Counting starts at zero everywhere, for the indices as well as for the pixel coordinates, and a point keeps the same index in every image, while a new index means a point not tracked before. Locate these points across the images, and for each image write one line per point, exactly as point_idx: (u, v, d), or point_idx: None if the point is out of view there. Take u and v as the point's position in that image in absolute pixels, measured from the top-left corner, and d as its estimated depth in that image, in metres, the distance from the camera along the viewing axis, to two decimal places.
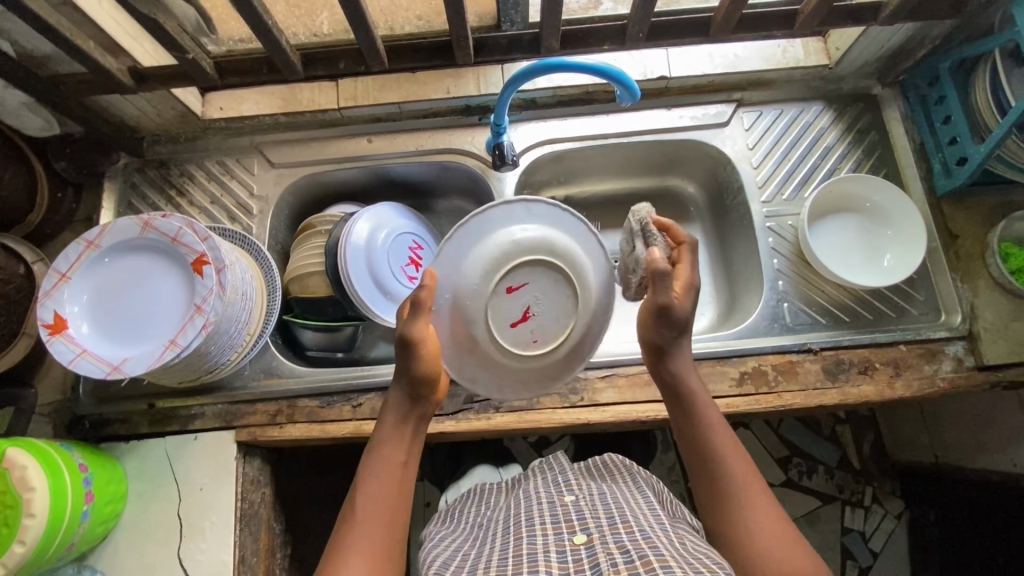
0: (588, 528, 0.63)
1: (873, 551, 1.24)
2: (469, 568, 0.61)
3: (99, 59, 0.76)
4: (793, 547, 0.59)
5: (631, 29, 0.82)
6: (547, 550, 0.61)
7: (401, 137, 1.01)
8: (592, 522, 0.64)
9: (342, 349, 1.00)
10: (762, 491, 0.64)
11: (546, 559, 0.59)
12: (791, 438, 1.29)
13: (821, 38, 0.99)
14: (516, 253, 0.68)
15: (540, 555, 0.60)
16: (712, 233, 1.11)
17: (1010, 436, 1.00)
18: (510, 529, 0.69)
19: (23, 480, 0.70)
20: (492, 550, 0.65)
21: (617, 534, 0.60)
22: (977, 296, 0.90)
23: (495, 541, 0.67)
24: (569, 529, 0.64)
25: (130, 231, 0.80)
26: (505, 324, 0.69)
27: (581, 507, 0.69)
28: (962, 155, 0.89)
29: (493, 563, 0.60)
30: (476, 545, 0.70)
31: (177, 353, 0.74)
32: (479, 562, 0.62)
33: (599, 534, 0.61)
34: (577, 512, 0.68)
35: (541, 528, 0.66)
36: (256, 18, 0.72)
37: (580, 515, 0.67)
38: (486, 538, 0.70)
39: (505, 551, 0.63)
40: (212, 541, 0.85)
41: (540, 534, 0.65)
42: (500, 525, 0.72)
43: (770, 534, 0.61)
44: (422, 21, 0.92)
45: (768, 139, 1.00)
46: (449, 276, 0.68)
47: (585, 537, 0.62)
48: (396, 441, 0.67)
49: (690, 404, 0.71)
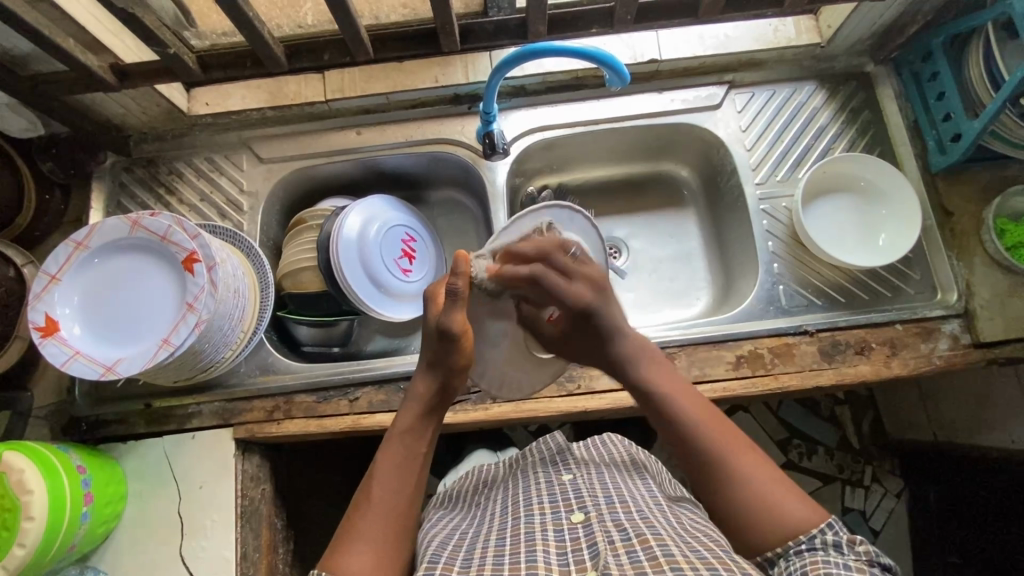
0: (585, 506, 0.63)
1: (873, 530, 1.24)
2: (468, 547, 0.61)
3: (78, 56, 0.75)
4: (788, 497, 0.60)
5: (619, 11, 0.80)
6: (544, 529, 0.60)
7: (390, 129, 1.00)
8: (589, 501, 0.64)
9: (337, 344, 1.02)
10: (741, 444, 0.64)
11: (543, 537, 0.59)
12: (791, 420, 1.29)
13: (813, 16, 0.98)
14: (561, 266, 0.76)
15: (537, 534, 0.60)
16: (706, 216, 1.10)
17: (1010, 413, 1.00)
18: (508, 510, 0.69)
19: (21, 483, 0.70)
20: (490, 531, 0.64)
21: (614, 513, 0.61)
22: (972, 273, 0.90)
23: (494, 521, 0.67)
24: (567, 508, 0.64)
25: (118, 230, 0.79)
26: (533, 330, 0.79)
27: (578, 486, 0.69)
28: (957, 131, 0.88)
29: (492, 543, 0.60)
30: (475, 525, 0.70)
31: (170, 352, 0.74)
32: (478, 542, 0.62)
33: (597, 512, 0.61)
34: (574, 490, 0.68)
35: (539, 507, 0.66)
36: (237, 11, 0.71)
37: (577, 494, 0.67)
38: (485, 518, 0.70)
39: (503, 531, 0.63)
40: (213, 538, 0.85)
41: (538, 513, 0.65)
42: (500, 505, 0.72)
43: (763, 485, 0.60)
44: (407, 10, 0.91)
45: (761, 120, 0.99)
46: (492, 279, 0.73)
47: (582, 515, 0.62)
48: (419, 430, 0.67)
49: (654, 399, 0.69)
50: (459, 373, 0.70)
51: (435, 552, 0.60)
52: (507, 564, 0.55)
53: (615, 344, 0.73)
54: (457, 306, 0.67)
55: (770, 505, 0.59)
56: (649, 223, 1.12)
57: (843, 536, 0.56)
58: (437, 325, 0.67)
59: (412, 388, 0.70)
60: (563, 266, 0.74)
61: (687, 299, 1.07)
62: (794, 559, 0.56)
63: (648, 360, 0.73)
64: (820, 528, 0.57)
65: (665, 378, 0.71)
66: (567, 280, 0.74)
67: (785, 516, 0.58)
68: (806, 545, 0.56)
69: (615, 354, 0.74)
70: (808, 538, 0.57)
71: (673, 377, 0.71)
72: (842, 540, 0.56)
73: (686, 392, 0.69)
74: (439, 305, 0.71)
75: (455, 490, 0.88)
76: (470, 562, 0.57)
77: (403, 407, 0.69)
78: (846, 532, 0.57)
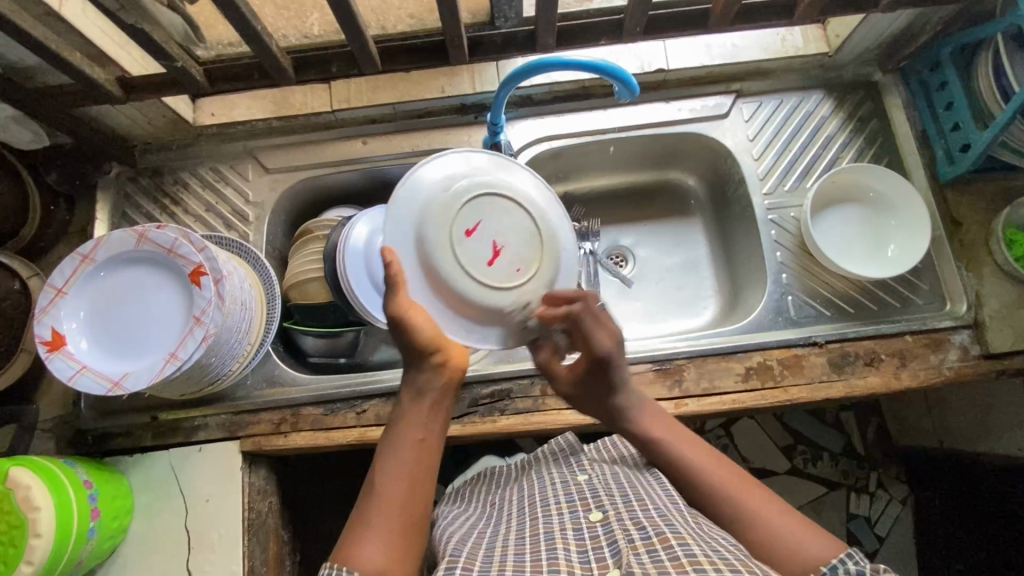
0: (603, 505, 0.63)
1: (879, 537, 1.24)
2: (488, 544, 0.61)
3: (84, 68, 0.74)
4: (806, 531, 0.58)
5: (628, 23, 0.80)
6: (564, 528, 0.60)
7: (396, 139, 1.00)
8: (607, 500, 0.64)
9: (344, 354, 1.01)
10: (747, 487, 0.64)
11: (562, 536, 0.58)
12: (796, 426, 1.29)
13: (820, 26, 0.98)
14: (462, 196, 0.66)
15: (556, 533, 0.59)
16: (713, 225, 1.09)
17: (1018, 422, 1.00)
18: (526, 509, 0.68)
19: (28, 499, 0.70)
20: (509, 529, 0.64)
21: (634, 511, 0.60)
22: (982, 284, 0.89)
23: (513, 519, 0.67)
24: (584, 507, 0.64)
25: (124, 243, 0.79)
26: (483, 266, 0.65)
27: (595, 485, 0.69)
28: (965, 141, 0.88)
29: (511, 542, 0.60)
30: (492, 524, 0.69)
31: (178, 366, 0.73)
32: (497, 540, 0.61)
33: (615, 511, 0.61)
34: (590, 490, 0.68)
35: (556, 507, 0.65)
36: (246, 24, 0.71)
37: (594, 493, 0.67)
38: (502, 518, 0.69)
39: (521, 531, 0.62)
40: (220, 552, 0.85)
41: (556, 513, 0.64)
42: (516, 504, 0.72)
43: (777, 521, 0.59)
44: (416, 20, 0.90)
45: (768, 130, 0.99)
46: (401, 251, 0.64)
47: (600, 514, 0.61)
48: (415, 416, 0.63)
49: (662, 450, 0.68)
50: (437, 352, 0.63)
51: (457, 549, 0.60)
52: (528, 561, 0.54)
53: (616, 403, 0.72)
54: (400, 290, 0.63)
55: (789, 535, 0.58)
56: (655, 231, 1.12)
57: (866, 565, 0.53)
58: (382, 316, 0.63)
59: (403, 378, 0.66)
60: (596, 317, 0.69)
61: (695, 309, 1.06)
62: None
63: (648, 412, 0.72)
64: (840, 558, 0.55)
65: (665, 429, 0.70)
66: (597, 327, 0.69)
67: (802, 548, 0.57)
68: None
69: (620, 412, 0.72)
70: (829, 569, 0.54)
71: (672, 427, 0.71)
72: (864, 568, 0.53)
73: (687, 440, 0.69)
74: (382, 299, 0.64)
75: (467, 491, 0.89)
76: (489, 558, 0.56)
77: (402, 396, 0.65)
78: (868, 562, 0.53)
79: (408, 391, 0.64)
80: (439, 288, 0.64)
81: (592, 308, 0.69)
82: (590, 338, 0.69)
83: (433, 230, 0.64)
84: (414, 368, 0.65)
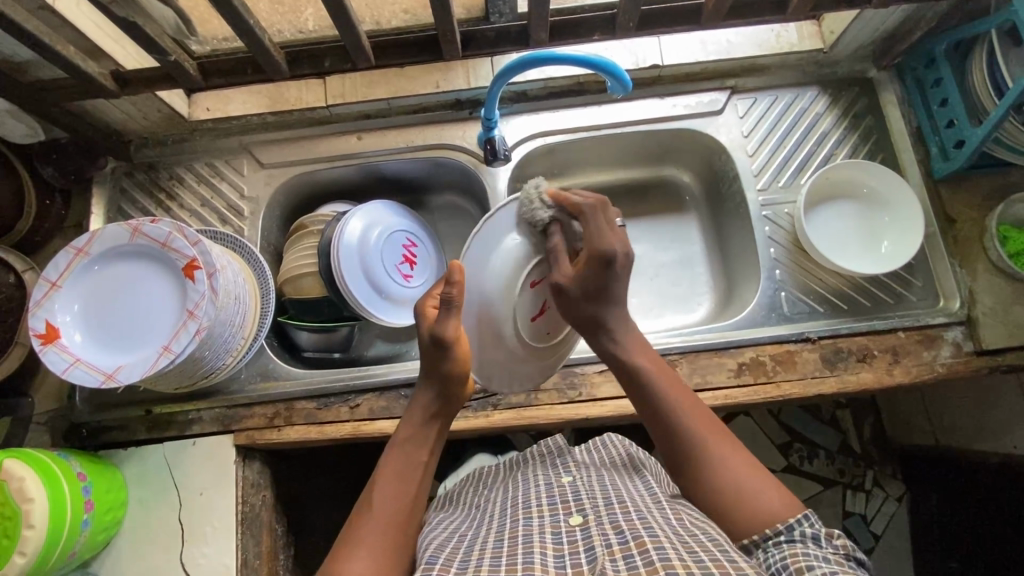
0: (584, 510, 0.63)
1: (874, 534, 1.24)
2: (466, 549, 0.60)
3: (79, 63, 0.74)
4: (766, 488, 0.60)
5: (621, 18, 0.80)
6: (542, 531, 0.60)
7: (390, 134, 1.00)
8: (588, 504, 0.64)
9: (338, 350, 1.01)
10: (717, 433, 0.64)
11: (541, 539, 0.59)
12: (792, 424, 1.29)
13: (816, 22, 0.98)
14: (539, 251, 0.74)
15: (535, 536, 0.59)
16: (708, 221, 1.09)
17: (1012, 419, 1.00)
18: (509, 511, 0.68)
19: (21, 491, 0.70)
20: (489, 532, 0.64)
21: (614, 515, 0.60)
22: (975, 281, 0.89)
23: (495, 521, 0.67)
24: (565, 511, 0.64)
25: (119, 237, 0.79)
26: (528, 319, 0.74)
27: (578, 488, 0.69)
28: (959, 138, 0.88)
29: (490, 545, 0.60)
30: (475, 527, 0.69)
31: (171, 360, 0.74)
32: (476, 543, 0.61)
33: (595, 515, 0.61)
34: (573, 493, 0.68)
35: (537, 510, 0.65)
36: (238, 18, 0.71)
37: (576, 497, 0.67)
38: (485, 521, 0.69)
39: (501, 533, 0.62)
40: (213, 544, 0.85)
41: (537, 515, 0.64)
42: (498, 507, 0.72)
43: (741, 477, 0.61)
44: (410, 16, 0.90)
45: (762, 126, 0.99)
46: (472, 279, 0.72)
47: (580, 519, 0.62)
48: (421, 437, 0.69)
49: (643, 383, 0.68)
50: (457, 382, 0.71)
51: (433, 553, 0.59)
52: (504, 565, 0.54)
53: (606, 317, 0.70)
54: (452, 314, 0.69)
55: (747, 496, 0.60)
56: (650, 228, 1.12)
57: (822, 529, 0.56)
58: (431, 334, 0.69)
59: (414, 399, 0.72)
60: (608, 220, 0.71)
61: (689, 305, 1.06)
62: (773, 550, 0.55)
63: (635, 342, 0.72)
64: (796, 519, 0.57)
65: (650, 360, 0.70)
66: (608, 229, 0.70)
67: (762, 506, 0.59)
68: (784, 536, 0.56)
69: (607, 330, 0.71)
70: (787, 529, 0.56)
71: (655, 361, 0.71)
72: (820, 531, 0.56)
73: (667, 374, 0.69)
74: (427, 317, 0.73)
75: (456, 492, 0.89)
76: (465, 563, 0.56)
77: (405, 417, 0.71)
78: (823, 525, 0.57)
79: (417, 412, 0.70)
80: (494, 314, 0.73)
81: (608, 212, 0.71)
82: (596, 235, 0.69)
83: (507, 272, 0.72)
84: (426, 392, 0.71)
